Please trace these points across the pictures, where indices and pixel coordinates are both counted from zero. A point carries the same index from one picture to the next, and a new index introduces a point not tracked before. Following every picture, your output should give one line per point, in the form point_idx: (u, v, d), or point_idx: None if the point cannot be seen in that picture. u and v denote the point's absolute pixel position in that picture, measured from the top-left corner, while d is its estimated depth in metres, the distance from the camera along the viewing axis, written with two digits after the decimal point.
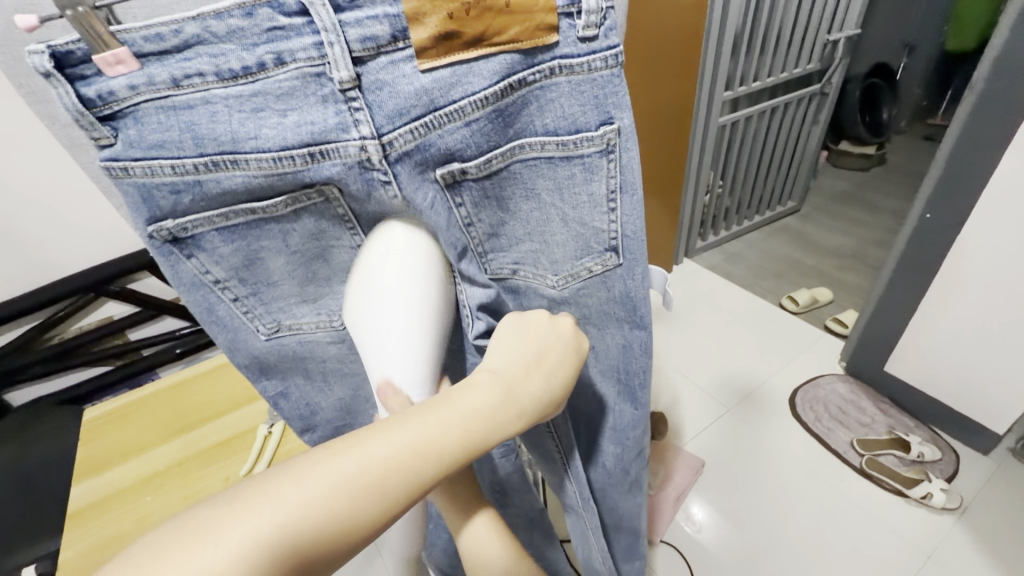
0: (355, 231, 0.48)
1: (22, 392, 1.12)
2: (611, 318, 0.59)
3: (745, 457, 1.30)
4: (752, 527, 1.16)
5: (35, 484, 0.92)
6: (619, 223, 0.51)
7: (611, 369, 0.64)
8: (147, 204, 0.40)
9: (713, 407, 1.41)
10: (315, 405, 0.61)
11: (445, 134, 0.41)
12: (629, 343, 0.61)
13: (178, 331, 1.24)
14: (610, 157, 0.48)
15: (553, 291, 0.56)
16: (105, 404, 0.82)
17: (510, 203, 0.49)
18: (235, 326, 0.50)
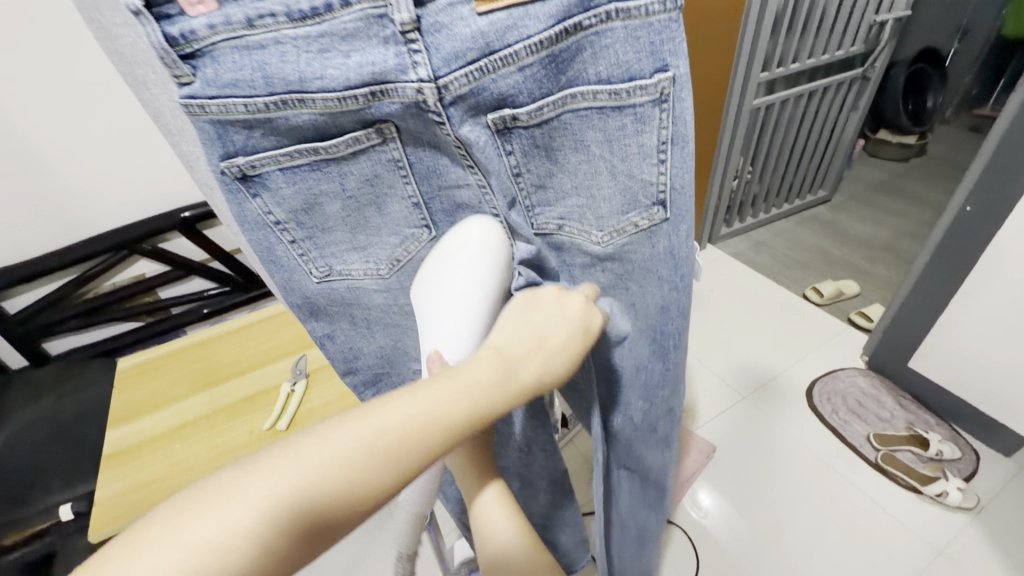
0: (409, 178, 0.47)
1: (59, 341, 1.17)
2: (652, 279, 0.58)
3: (757, 445, 1.29)
4: (758, 513, 1.17)
5: (75, 428, 0.97)
6: (668, 176, 0.50)
7: (645, 336, 0.63)
8: (220, 140, 0.41)
9: (728, 394, 1.41)
10: (357, 349, 0.62)
11: (500, 79, 0.40)
12: (666, 303, 0.61)
13: (206, 291, 1.27)
14: (663, 107, 0.46)
15: (599, 248, 0.54)
16: (133, 356, 0.85)
17: (559, 153, 0.48)
18: (291, 266, 0.51)
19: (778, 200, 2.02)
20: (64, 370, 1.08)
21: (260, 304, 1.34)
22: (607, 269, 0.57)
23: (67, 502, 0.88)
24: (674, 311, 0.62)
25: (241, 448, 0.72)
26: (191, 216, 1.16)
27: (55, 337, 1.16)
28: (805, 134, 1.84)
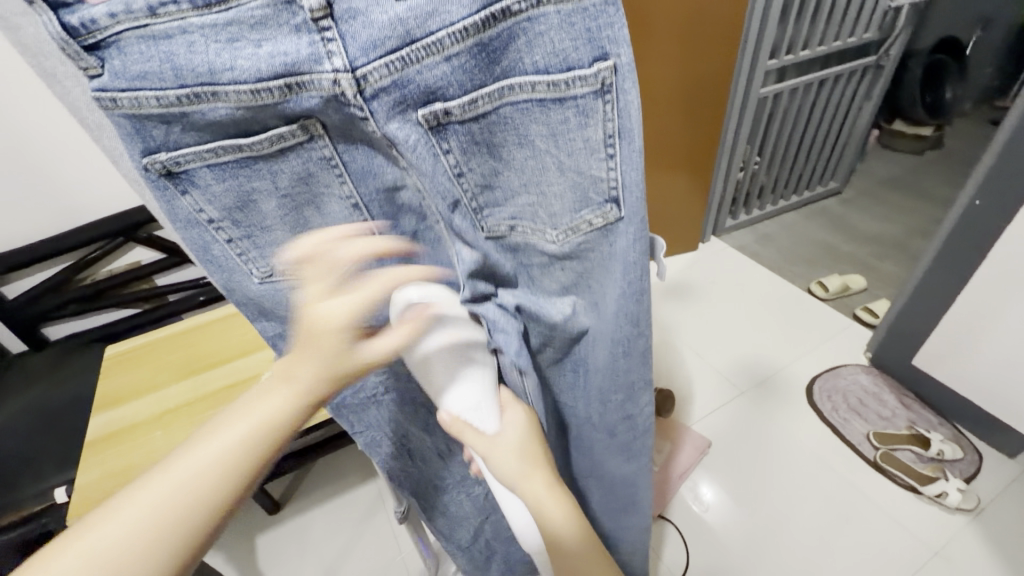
0: (344, 177, 0.46)
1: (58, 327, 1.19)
2: (610, 278, 0.55)
3: (754, 441, 1.27)
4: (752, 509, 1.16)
5: (68, 413, 0.99)
6: (619, 172, 0.46)
7: (605, 340, 0.61)
8: (140, 135, 0.40)
9: (726, 389, 1.39)
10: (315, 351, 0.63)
11: (425, 70, 0.38)
12: (628, 308, 0.56)
13: (202, 278, 1.27)
14: (606, 98, 0.42)
15: (554, 247, 0.51)
16: (120, 344, 0.85)
17: (503, 150, 0.45)
18: (231, 267, 0.50)
19: (785, 193, 1.97)
20: (63, 354, 1.10)
21: None
22: (564, 268, 0.54)
23: (59, 485, 0.89)
24: (636, 307, 0.56)
25: None
26: None
27: (55, 323, 1.17)
28: (814, 125, 1.79)
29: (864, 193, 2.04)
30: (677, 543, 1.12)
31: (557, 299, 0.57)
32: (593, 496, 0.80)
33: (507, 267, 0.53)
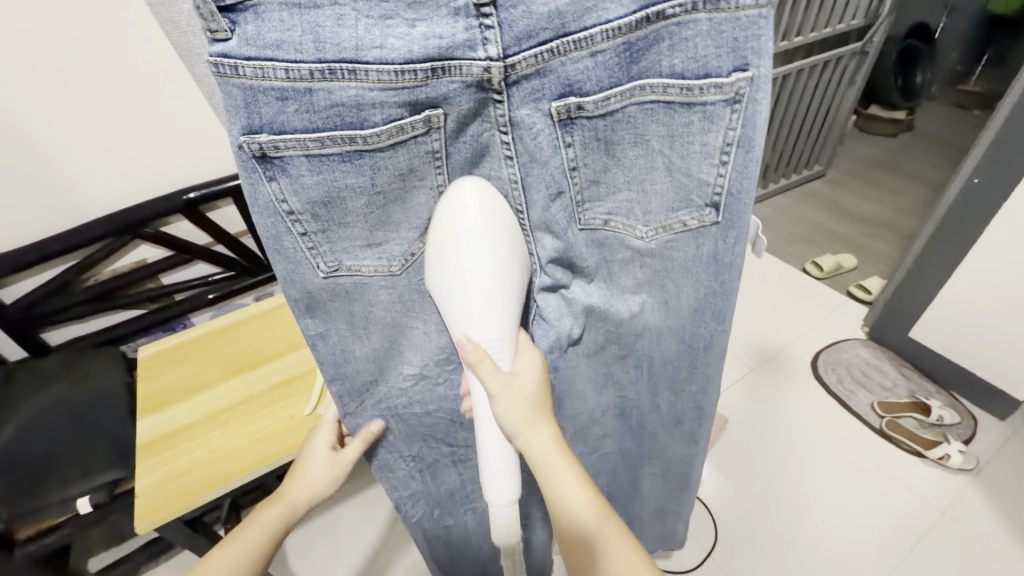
0: (442, 169, 0.43)
1: (58, 331, 1.12)
2: (689, 278, 0.51)
3: (765, 415, 1.33)
4: (762, 479, 1.21)
5: (84, 421, 0.94)
6: (728, 179, 0.44)
7: (673, 333, 0.57)
8: (247, 111, 0.37)
9: (736, 367, 1.44)
10: (351, 351, 0.53)
11: (568, 63, 0.39)
12: (699, 307, 0.54)
13: (211, 277, 1.23)
14: (735, 109, 0.40)
15: (642, 243, 0.50)
16: (155, 344, 0.81)
17: (617, 147, 0.44)
18: (296, 259, 0.45)
19: (776, 176, 2.02)
20: (70, 356, 1.06)
21: (265, 287, 1.30)
22: (644, 267, 0.52)
23: (82, 495, 0.87)
24: (707, 316, 0.54)
25: (284, 433, 0.70)
26: (195, 198, 1.10)
27: (56, 328, 1.11)
28: (804, 110, 1.85)
29: (847, 176, 2.12)
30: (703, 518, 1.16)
31: (630, 295, 0.55)
32: (654, 481, 0.79)
33: (589, 263, 0.51)
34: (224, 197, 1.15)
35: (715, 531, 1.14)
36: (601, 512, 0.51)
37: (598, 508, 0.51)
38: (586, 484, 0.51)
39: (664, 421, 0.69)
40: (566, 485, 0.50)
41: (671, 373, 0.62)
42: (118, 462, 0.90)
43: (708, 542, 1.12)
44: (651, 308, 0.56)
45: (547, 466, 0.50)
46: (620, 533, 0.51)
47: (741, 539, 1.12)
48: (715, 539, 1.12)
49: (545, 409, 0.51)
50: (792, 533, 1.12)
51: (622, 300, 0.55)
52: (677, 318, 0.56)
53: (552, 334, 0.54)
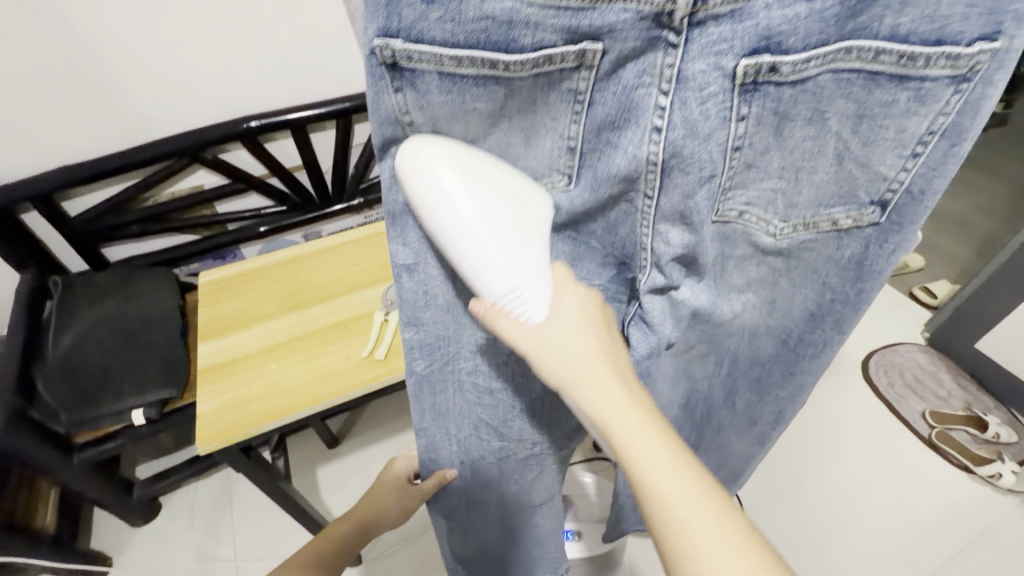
0: (580, 117, 0.35)
1: (116, 248, 1.15)
2: (809, 282, 0.47)
3: (805, 412, 1.29)
4: (790, 473, 1.19)
5: (135, 338, 0.96)
6: (912, 173, 0.37)
7: (772, 334, 0.53)
8: (386, 9, 0.29)
9: None
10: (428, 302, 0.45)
11: (775, 6, 0.30)
12: (818, 311, 0.49)
13: (263, 210, 1.23)
14: (959, 89, 0.32)
15: (771, 241, 0.43)
16: (215, 271, 0.81)
17: (788, 121, 0.36)
18: (397, 181, 0.38)
19: None
20: (126, 274, 1.08)
21: (313, 228, 1.30)
22: (764, 267, 0.46)
23: (138, 407, 0.92)
24: (827, 322, 0.49)
25: (340, 374, 0.70)
26: (256, 127, 1.08)
27: (114, 244, 1.14)
28: None
29: None
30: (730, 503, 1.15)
31: (735, 295, 0.49)
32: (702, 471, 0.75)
33: (708, 260, 0.44)
34: (282, 130, 1.13)
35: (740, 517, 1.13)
36: (714, 514, 0.35)
37: (709, 505, 0.36)
38: (694, 472, 0.37)
39: (736, 420, 0.66)
40: (660, 467, 0.37)
41: (762, 373, 0.58)
42: (169, 381, 0.94)
43: None
44: (754, 305, 0.50)
45: (636, 443, 0.37)
46: (749, 551, 0.34)
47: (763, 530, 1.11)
48: None
49: (610, 362, 0.40)
50: (817, 530, 1.11)
51: (728, 301, 0.49)
52: (779, 317, 0.51)
53: (651, 340, 0.47)
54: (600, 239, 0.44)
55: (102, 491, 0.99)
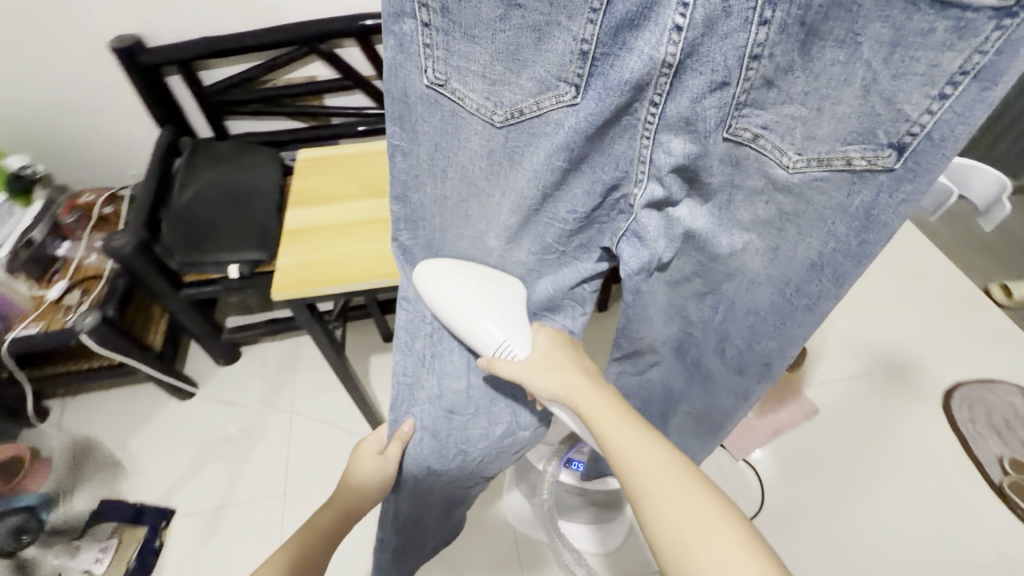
0: (597, 14, 0.39)
1: (239, 123, 1.28)
2: (816, 232, 0.46)
3: (863, 421, 1.18)
4: (823, 478, 1.11)
5: (239, 203, 1.09)
6: (937, 118, 0.35)
7: (771, 284, 0.52)
8: None
9: (852, 363, 1.26)
10: (420, 181, 0.55)
11: None
12: (819, 261, 0.47)
13: (366, 110, 1.29)
14: (1006, 22, 0.30)
15: (783, 175, 0.43)
16: (313, 151, 0.89)
17: (816, 44, 0.37)
18: (410, 53, 0.44)
19: None
20: (241, 148, 1.20)
21: None
22: (773, 206, 0.47)
23: (232, 263, 1.05)
24: (827, 274, 0.47)
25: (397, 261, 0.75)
26: (369, 26, 1.11)
27: (237, 119, 1.26)
28: None
29: None
30: (752, 485, 1.10)
31: (737, 232, 0.51)
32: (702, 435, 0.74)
33: (713, 178, 0.47)
34: None
35: (759, 501, 1.09)
36: (672, 472, 0.48)
37: (666, 462, 0.49)
38: (643, 428, 0.52)
39: (724, 369, 0.65)
40: (629, 436, 0.51)
41: (757, 324, 0.56)
42: (261, 245, 1.06)
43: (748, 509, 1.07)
44: (755, 250, 0.51)
45: (596, 413, 0.54)
46: (699, 496, 0.46)
47: (778, 523, 1.06)
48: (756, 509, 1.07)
49: (576, 370, 0.59)
50: (835, 541, 1.03)
51: (728, 235, 0.52)
52: (782, 267, 0.51)
53: (642, 255, 0.53)
54: (599, 155, 0.49)
55: (199, 327, 1.16)
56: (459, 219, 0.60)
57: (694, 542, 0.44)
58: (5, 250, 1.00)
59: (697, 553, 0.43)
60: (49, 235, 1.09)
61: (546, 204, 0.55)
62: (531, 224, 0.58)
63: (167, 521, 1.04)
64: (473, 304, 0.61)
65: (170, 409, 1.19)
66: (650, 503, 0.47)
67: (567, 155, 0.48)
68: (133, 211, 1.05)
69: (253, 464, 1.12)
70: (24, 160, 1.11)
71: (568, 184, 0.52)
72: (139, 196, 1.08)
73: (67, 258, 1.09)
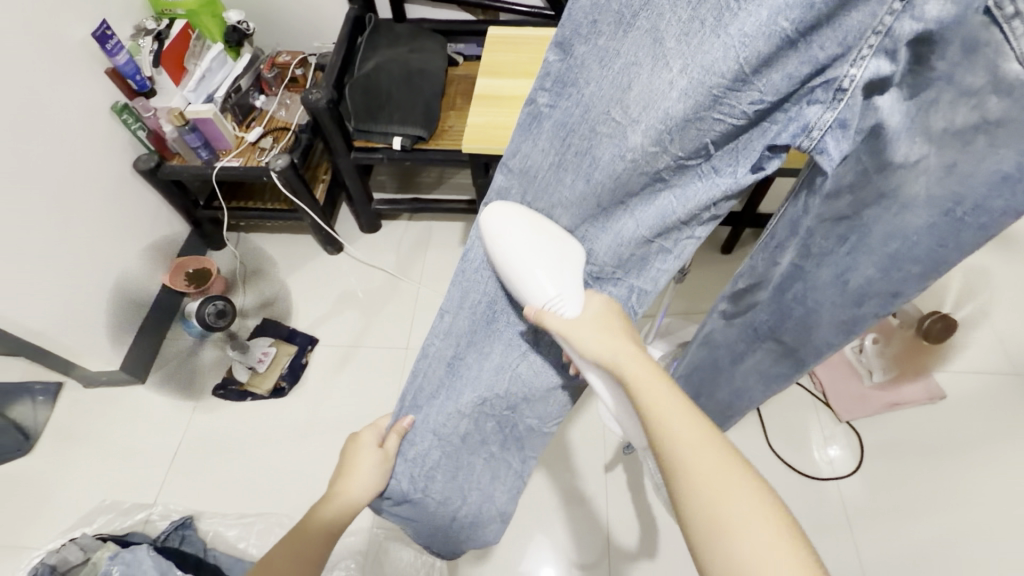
0: None
1: (417, 10, 1.36)
2: (1019, 139, 0.34)
3: (994, 425, 1.08)
4: (930, 460, 1.05)
5: (413, 81, 1.18)
6: None
7: (929, 209, 0.40)
8: None
9: (999, 366, 1.14)
10: (595, 30, 0.43)
11: None
12: (1018, 173, 0.35)
13: (536, 9, 1.29)
14: None
15: (1015, 70, 0.32)
16: (505, 27, 0.85)
17: None
18: None
19: None
20: (416, 31, 1.27)
21: None
22: (974, 111, 0.35)
23: (397, 135, 1.14)
24: (1023, 189, 0.35)
25: None
26: None
27: (416, 4, 1.35)
28: None
29: None
30: (855, 445, 1.07)
31: (913, 143, 0.39)
32: None
33: (938, 66, 0.35)
34: None
35: (859, 460, 1.06)
36: (713, 450, 0.44)
37: (707, 441, 0.45)
38: (692, 412, 0.47)
39: (838, 299, 0.52)
40: (674, 407, 0.47)
41: (901, 253, 0.44)
42: (424, 125, 1.14)
43: (844, 467, 1.05)
44: (919, 171, 0.40)
45: (643, 385, 0.50)
46: (739, 480, 0.42)
47: (865, 491, 1.03)
48: (855, 467, 1.05)
49: (631, 340, 0.55)
50: (920, 526, 0.99)
51: (904, 145, 0.39)
52: (951, 187, 0.38)
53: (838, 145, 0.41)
54: (834, 25, 0.36)
55: (356, 191, 1.29)
56: (590, 103, 0.46)
57: (732, 524, 0.40)
58: (221, 92, 1.18)
59: (730, 533, 0.40)
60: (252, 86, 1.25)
61: (728, 95, 0.41)
62: (683, 127, 0.44)
63: (313, 346, 1.23)
64: (491, 305, 0.59)
65: (321, 260, 1.37)
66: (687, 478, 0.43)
67: (805, 15, 0.35)
68: (325, 75, 1.17)
69: (382, 319, 1.27)
70: (240, 16, 1.24)
71: (771, 65, 0.38)
72: (330, 62, 1.20)
73: (262, 110, 1.25)
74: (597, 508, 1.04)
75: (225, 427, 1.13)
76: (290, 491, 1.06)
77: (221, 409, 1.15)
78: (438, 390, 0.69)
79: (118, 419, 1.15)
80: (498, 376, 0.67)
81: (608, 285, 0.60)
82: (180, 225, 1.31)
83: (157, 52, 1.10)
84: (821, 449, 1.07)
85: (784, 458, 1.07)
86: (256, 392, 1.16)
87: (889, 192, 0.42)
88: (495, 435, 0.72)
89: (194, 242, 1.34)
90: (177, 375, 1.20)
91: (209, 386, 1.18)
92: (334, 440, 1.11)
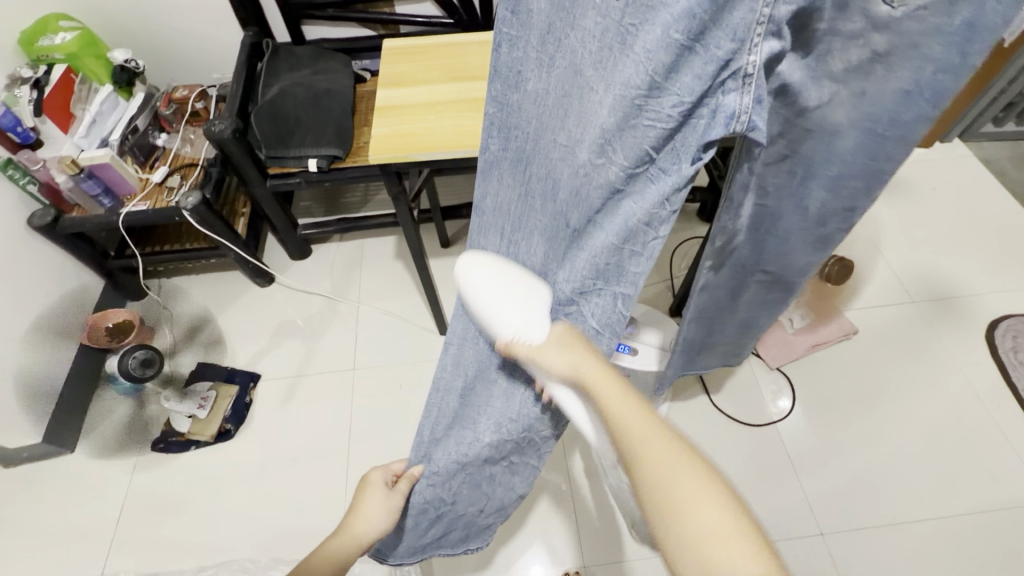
0: None
1: (316, 32, 1.36)
2: (908, 62, 0.44)
3: (901, 345, 1.20)
4: (855, 387, 1.15)
5: (321, 101, 1.16)
6: None
7: (856, 129, 0.50)
8: None
9: (899, 293, 1.27)
10: (523, 78, 0.51)
11: None
12: (915, 88, 0.46)
13: (436, 18, 1.32)
14: None
15: (884, 11, 0.41)
16: (398, 39, 0.87)
17: None
18: None
19: None
20: (319, 52, 1.26)
21: None
22: (865, 48, 0.44)
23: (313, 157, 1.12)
24: (921, 99, 0.46)
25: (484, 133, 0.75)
26: None
27: (313, 24, 1.34)
28: None
29: None
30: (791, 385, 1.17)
31: (827, 84, 0.47)
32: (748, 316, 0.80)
33: (821, 25, 0.43)
34: None
35: (793, 396, 1.16)
36: (659, 440, 0.45)
37: (661, 439, 0.45)
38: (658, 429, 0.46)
39: (804, 223, 0.61)
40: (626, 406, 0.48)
41: (843, 171, 0.54)
42: (338, 143, 1.13)
43: (784, 406, 1.15)
44: (837, 102, 0.49)
45: (601, 398, 0.50)
46: (683, 463, 0.44)
47: (802, 425, 1.12)
48: (794, 405, 1.14)
49: (592, 351, 0.54)
50: (858, 447, 1.09)
51: (815, 89, 0.48)
52: (868, 108, 0.48)
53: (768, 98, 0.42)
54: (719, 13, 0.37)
55: (279, 219, 1.26)
56: (529, 128, 0.53)
57: (666, 494, 0.42)
58: (117, 135, 1.12)
59: (685, 518, 0.41)
60: (150, 125, 1.21)
61: (650, 101, 0.42)
62: (619, 134, 0.46)
63: (255, 382, 1.19)
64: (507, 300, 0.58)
65: (253, 293, 1.33)
66: (636, 464, 0.45)
67: (690, 24, 0.38)
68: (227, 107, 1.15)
69: (326, 343, 1.25)
70: (127, 53, 1.18)
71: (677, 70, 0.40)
72: (230, 94, 1.17)
73: (166, 149, 1.21)
74: (563, 492, 1.07)
75: (171, 481, 1.08)
76: (251, 533, 1.02)
77: (163, 464, 1.10)
78: (452, 424, 0.72)
79: (49, 495, 1.07)
80: (507, 404, 0.67)
81: (594, 299, 0.57)
82: (93, 279, 1.24)
83: (38, 101, 1.03)
84: (760, 393, 1.16)
85: (727, 411, 1.15)
86: (199, 440, 1.11)
87: (816, 122, 0.51)
88: (511, 451, 0.71)
89: (110, 294, 1.27)
90: (111, 438, 1.13)
91: (146, 442, 1.12)
92: (291, 472, 1.09)
